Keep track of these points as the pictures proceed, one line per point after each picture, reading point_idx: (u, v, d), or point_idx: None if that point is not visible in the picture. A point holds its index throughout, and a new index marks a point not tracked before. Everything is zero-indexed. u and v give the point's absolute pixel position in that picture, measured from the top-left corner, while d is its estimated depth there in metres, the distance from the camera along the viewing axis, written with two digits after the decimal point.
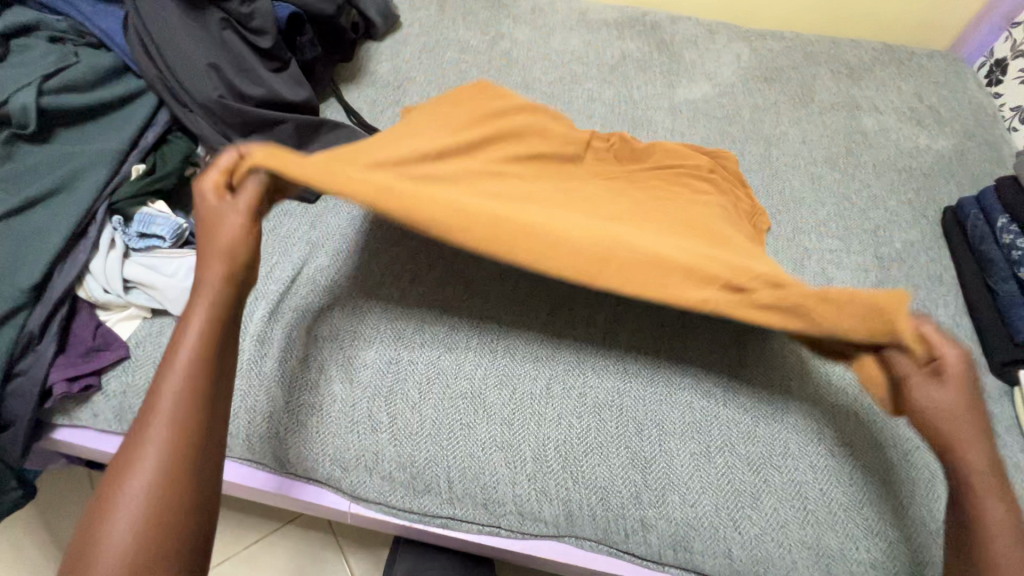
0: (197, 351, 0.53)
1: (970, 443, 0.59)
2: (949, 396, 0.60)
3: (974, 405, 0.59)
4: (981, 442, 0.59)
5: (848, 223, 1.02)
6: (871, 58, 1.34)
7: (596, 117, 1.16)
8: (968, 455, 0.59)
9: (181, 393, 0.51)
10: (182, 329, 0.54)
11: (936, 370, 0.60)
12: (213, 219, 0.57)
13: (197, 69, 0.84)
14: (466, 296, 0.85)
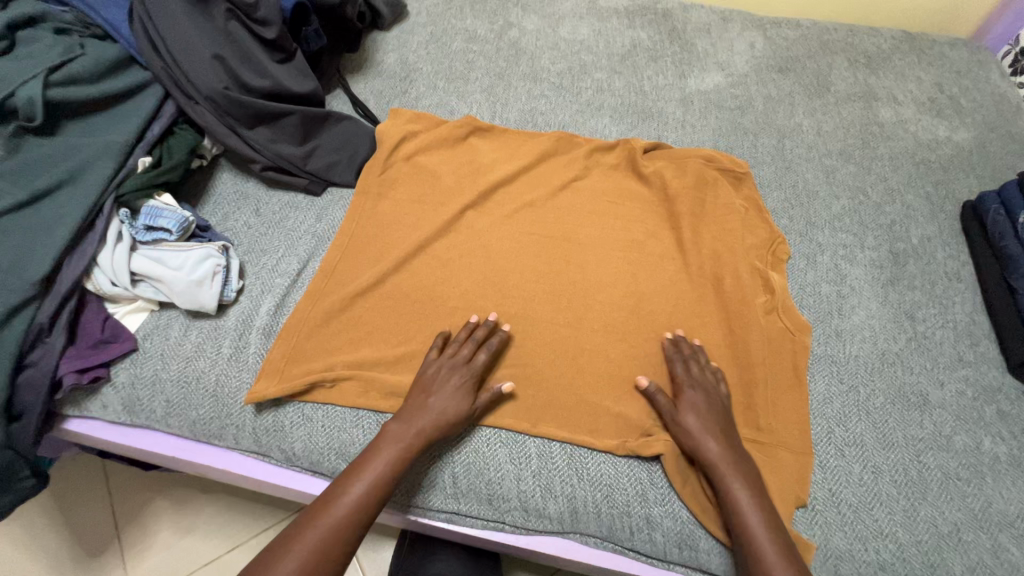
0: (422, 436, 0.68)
1: (714, 451, 0.69)
2: (692, 417, 0.72)
3: (712, 431, 0.70)
4: (734, 470, 0.67)
5: (862, 218, 1.00)
6: (890, 47, 1.30)
7: (605, 108, 1.14)
8: (721, 463, 0.68)
9: (374, 483, 0.64)
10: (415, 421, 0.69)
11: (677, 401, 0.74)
12: (433, 392, 0.71)
13: (202, 61, 0.83)
14: (459, 311, 0.83)
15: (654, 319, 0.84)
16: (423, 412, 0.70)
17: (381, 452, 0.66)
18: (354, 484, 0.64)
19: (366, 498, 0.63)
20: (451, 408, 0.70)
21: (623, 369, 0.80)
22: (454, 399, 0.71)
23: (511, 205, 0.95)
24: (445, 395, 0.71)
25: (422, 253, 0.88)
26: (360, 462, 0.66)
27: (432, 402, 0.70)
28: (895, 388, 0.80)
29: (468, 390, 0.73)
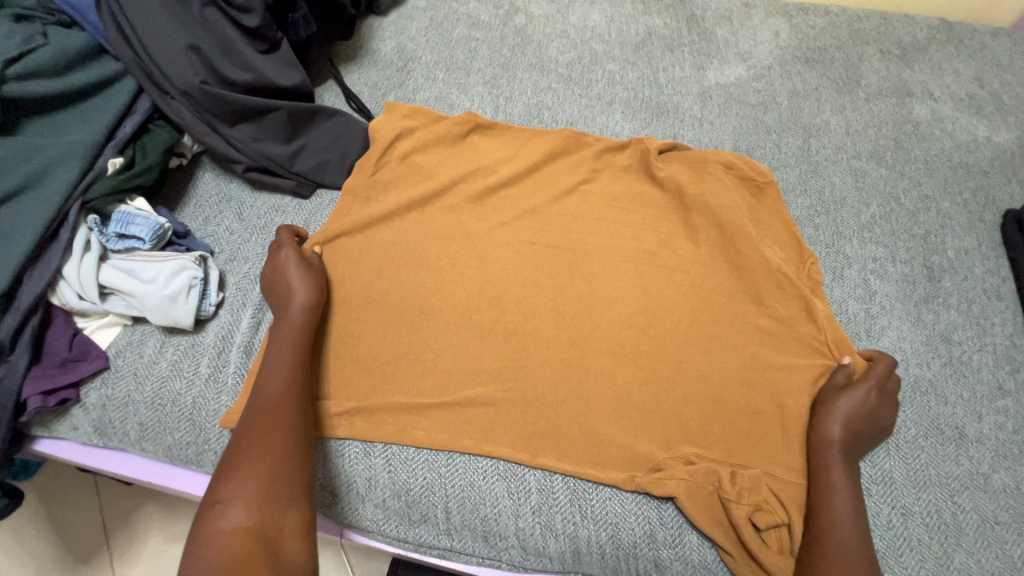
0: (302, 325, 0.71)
1: (834, 467, 0.66)
2: (834, 428, 0.69)
3: (845, 447, 0.68)
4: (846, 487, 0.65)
5: (894, 228, 0.92)
6: (927, 36, 1.20)
7: (617, 103, 1.06)
8: (832, 479, 0.66)
9: (285, 378, 0.66)
10: (285, 318, 0.71)
11: (828, 410, 0.70)
12: (289, 283, 0.73)
13: (177, 52, 0.76)
14: (455, 327, 0.77)
15: (666, 337, 0.78)
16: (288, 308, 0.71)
17: (278, 349, 0.68)
18: (270, 385, 0.65)
19: (286, 393, 0.65)
20: (299, 295, 0.72)
21: (632, 395, 0.73)
22: (301, 284, 0.73)
23: (513, 212, 0.88)
24: (299, 272, 0.74)
25: (416, 262, 0.82)
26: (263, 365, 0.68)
27: (295, 289, 0.72)
28: (927, 420, 0.74)
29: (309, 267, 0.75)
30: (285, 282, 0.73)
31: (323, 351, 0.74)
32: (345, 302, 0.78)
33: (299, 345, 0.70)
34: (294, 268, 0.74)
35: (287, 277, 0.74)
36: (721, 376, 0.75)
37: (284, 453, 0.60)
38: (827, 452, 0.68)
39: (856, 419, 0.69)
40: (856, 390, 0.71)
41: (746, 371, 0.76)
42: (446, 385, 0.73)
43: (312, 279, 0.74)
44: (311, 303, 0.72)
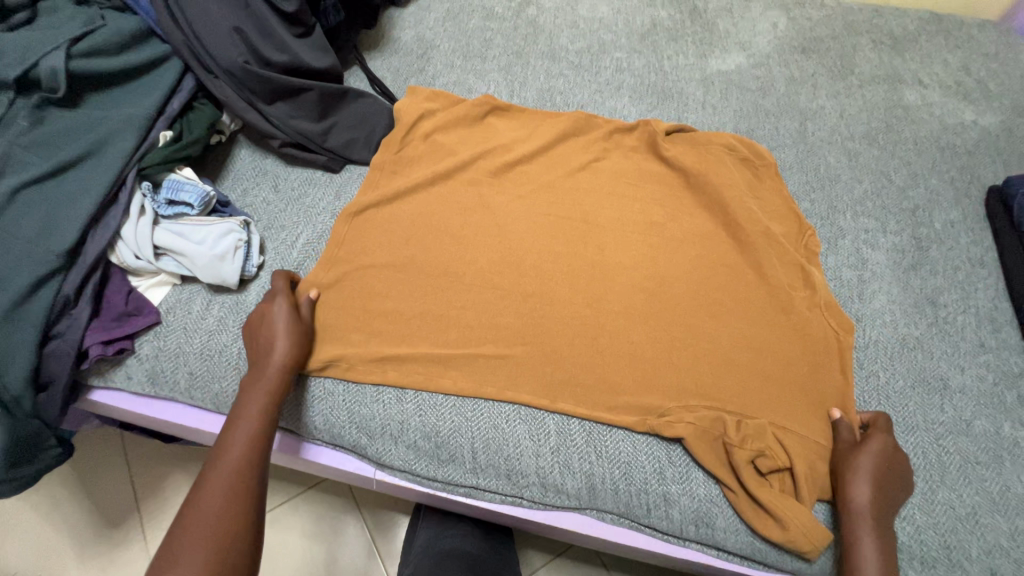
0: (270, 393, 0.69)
1: (864, 537, 0.65)
2: (864, 493, 0.66)
3: (873, 512, 0.66)
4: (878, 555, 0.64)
5: (885, 202, 0.99)
6: (917, 28, 1.27)
7: (624, 88, 1.12)
8: (862, 550, 0.64)
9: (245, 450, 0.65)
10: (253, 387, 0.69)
11: (850, 471, 0.69)
12: (269, 346, 0.71)
13: (222, 33, 0.82)
14: (478, 288, 0.83)
15: (672, 299, 0.84)
16: (259, 376, 0.70)
17: (239, 419, 0.67)
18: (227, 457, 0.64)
19: (245, 465, 0.64)
20: (266, 373, 0.70)
21: (642, 350, 0.80)
22: (281, 345, 0.71)
23: (529, 186, 0.94)
24: (284, 333, 0.72)
25: (441, 230, 0.88)
26: (226, 434, 0.66)
27: (274, 354, 0.71)
28: (915, 372, 0.80)
29: (297, 323, 0.74)
30: (260, 341, 0.72)
31: (357, 309, 0.80)
32: (376, 265, 0.84)
33: (260, 419, 0.67)
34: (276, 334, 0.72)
35: (268, 335, 0.72)
36: (724, 333, 0.82)
37: (232, 530, 0.59)
38: (856, 520, 0.66)
39: (879, 478, 0.67)
40: (870, 445, 0.70)
41: (745, 329, 0.82)
42: (469, 342, 0.79)
43: (294, 339, 0.72)
44: (289, 353, 0.71)
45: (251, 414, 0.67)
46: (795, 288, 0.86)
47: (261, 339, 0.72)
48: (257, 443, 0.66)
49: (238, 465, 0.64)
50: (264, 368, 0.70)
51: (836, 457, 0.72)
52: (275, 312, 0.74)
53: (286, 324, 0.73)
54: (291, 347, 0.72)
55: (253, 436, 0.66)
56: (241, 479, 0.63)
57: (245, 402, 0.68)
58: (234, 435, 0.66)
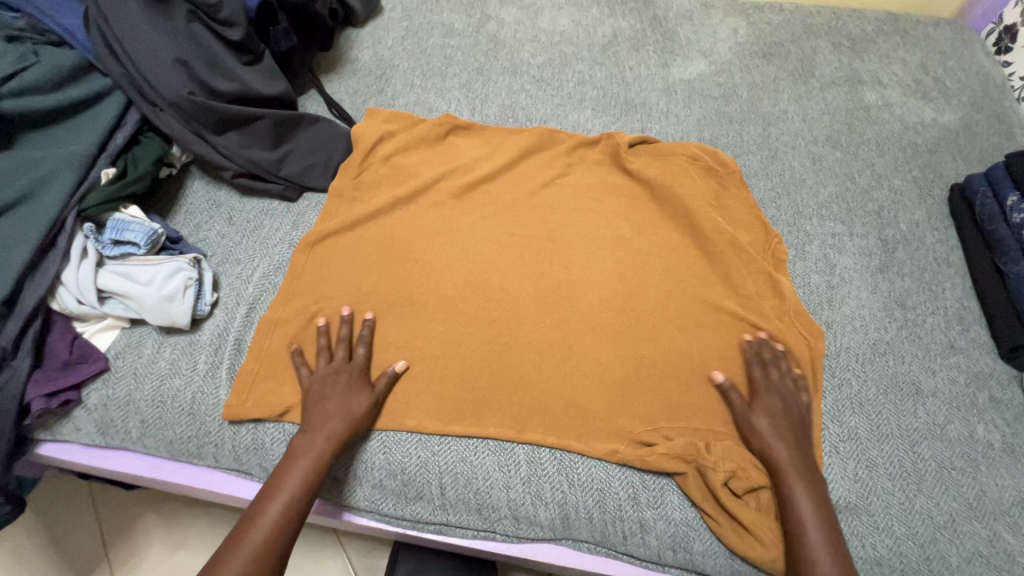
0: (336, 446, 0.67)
1: (796, 480, 0.66)
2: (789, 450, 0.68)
3: (796, 464, 0.67)
4: (813, 502, 0.64)
5: (850, 205, 0.98)
6: (874, 29, 1.29)
7: (587, 101, 1.11)
8: (799, 500, 0.64)
9: (284, 508, 0.62)
10: (338, 431, 0.68)
11: (748, 419, 0.72)
12: (327, 399, 0.70)
13: (165, 65, 0.79)
14: (443, 315, 0.81)
15: (640, 316, 0.83)
16: (326, 423, 0.68)
17: (291, 471, 0.64)
18: (267, 512, 0.61)
19: (279, 523, 0.61)
20: (326, 432, 0.67)
21: (611, 371, 0.78)
22: (342, 403, 0.70)
23: (493, 206, 0.92)
24: (339, 400, 0.70)
25: (403, 257, 0.86)
26: (269, 488, 0.63)
27: (325, 404, 0.69)
28: (887, 378, 0.79)
29: (356, 378, 0.73)
30: (319, 410, 0.69)
31: (317, 344, 0.77)
32: (338, 297, 0.82)
33: (315, 474, 0.65)
34: (341, 395, 0.70)
35: (323, 404, 0.69)
36: (694, 348, 0.80)
37: None
38: (786, 474, 0.67)
39: (790, 429, 0.70)
40: (765, 402, 0.73)
41: (716, 343, 0.81)
42: (435, 372, 0.77)
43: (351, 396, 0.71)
44: (347, 410, 0.69)
45: (291, 484, 0.63)
46: (764, 298, 0.85)
47: (316, 405, 0.69)
48: (290, 516, 0.62)
49: (275, 522, 0.61)
50: (308, 439, 0.67)
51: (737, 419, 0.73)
52: (342, 367, 0.73)
53: (345, 380, 0.72)
54: (341, 401, 0.70)
55: (285, 511, 0.62)
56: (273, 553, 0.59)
57: (312, 449, 0.66)
58: (269, 507, 0.61)
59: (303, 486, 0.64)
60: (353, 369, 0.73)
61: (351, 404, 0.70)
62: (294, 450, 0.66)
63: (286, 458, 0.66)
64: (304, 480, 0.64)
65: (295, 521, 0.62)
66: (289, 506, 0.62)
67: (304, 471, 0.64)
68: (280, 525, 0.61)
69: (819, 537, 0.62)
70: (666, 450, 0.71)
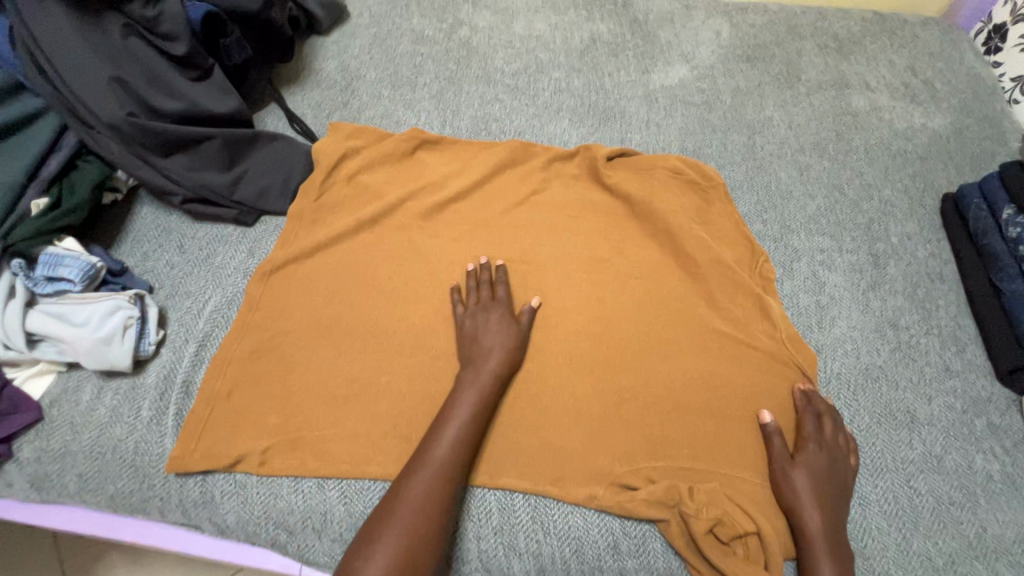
0: (490, 383, 0.69)
1: (824, 556, 0.62)
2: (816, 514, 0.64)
3: (830, 537, 0.63)
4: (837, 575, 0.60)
5: (839, 218, 0.94)
6: (861, 30, 1.24)
7: (564, 110, 1.06)
8: (823, 571, 0.61)
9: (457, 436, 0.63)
10: (480, 367, 0.70)
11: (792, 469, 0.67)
12: (480, 336, 0.73)
13: (99, 84, 0.73)
14: (410, 349, 0.76)
15: (620, 344, 0.78)
16: (486, 357, 0.71)
17: (458, 408, 0.66)
18: (438, 445, 0.62)
19: (456, 452, 0.62)
20: (481, 381, 0.69)
21: (590, 406, 0.73)
22: (500, 341, 0.73)
23: (464, 226, 0.87)
24: (496, 337, 0.73)
25: (367, 284, 0.80)
26: (440, 420, 0.65)
27: (489, 346, 0.72)
28: (880, 406, 0.75)
29: (509, 320, 0.76)
30: (475, 351, 0.72)
31: (272, 385, 0.72)
32: (295, 332, 0.76)
33: (480, 410, 0.66)
34: (492, 331, 0.74)
35: (478, 342, 0.73)
36: (677, 378, 0.76)
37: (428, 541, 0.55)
38: (813, 545, 0.63)
39: (828, 492, 0.66)
40: (809, 461, 0.67)
41: (701, 372, 0.76)
42: (400, 411, 0.71)
43: (503, 335, 0.74)
44: (501, 353, 0.72)
45: (458, 424, 0.64)
46: (750, 322, 0.81)
47: (476, 337, 0.73)
48: (443, 481, 0.59)
49: (449, 455, 0.61)
50: (477, 372, 0.69)
51: (773, 475, 0.68)
52: (496, 305, 0.77)
53: (501, 319, 0.75)
54: (507, 340, 0.73)
55: (450, 454, 0.62)
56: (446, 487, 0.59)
57: (468, 385, 0.68)
58: (439, 440, 0.62)
59: (459, 444, 0.63)
60: (495, 309, 0.76)
61: (509, 338, 0.74)
62: (453, 401, 0.67)
63: (444, 409, 0.66)
64: (467, 432, 0.64)
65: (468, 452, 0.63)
66: (463, 455, 0.62)
67: (463, 422, 0.64)
68: (450, 481, 0.60)
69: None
70: (648, 495, 0.66)
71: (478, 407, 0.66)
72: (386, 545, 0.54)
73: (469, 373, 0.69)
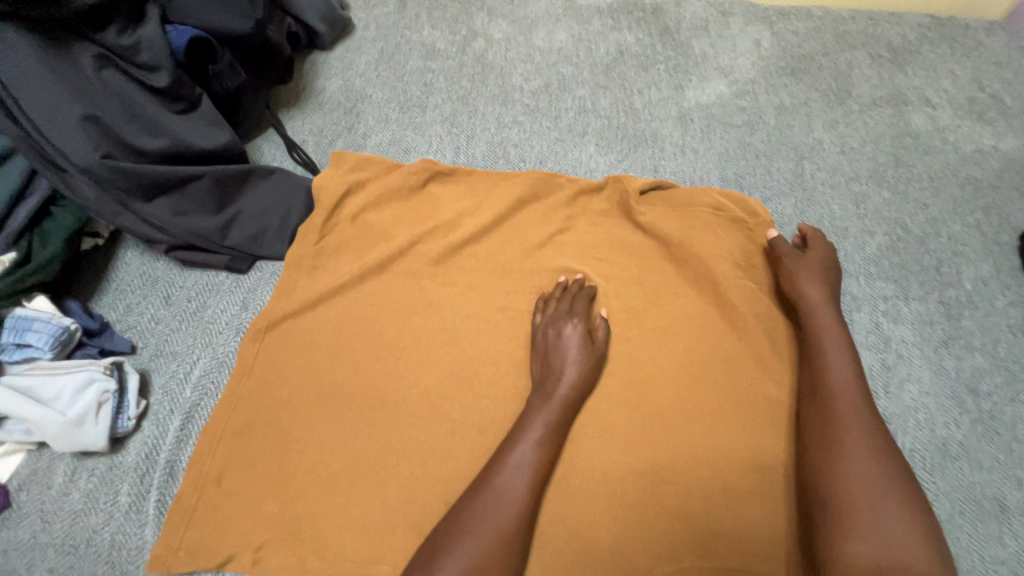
0: (564, 405, 0.65)
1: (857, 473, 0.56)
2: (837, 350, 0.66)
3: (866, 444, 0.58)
4: (881, 480, 0.55)
5: (904, 259, 0.83)
6: (918, 36, 1.12)
7: (589, 134, 0.96)
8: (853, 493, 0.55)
9: (536, 448, 0.61)
10: (560, 376, 0.66)
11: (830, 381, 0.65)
12: (561, 350, 0.68)
13: (70, 123, 0.64)
14: (422, 422, 0.67)
15: (660, 414, 0.69)
16: (566, 366, 0.67)
17: (535, 415, 0.64)
18: (518, 451, 0.61)
19: (536, 463, 0.60)
20: (555, 403, 0.65)
21: (627, 490, 0.65)
22: (574, 363, 0.67)
23: (481, 273, 0.77)
24: (573, 366, 0.67)
25: (374, 342, 0.71)
26: (519, 426, 0.64)
27: (567, 366, 0.67)
28: (961, 491, 0.66)
29: (583, 336, 0.69)
30: (550, 369, 0.67)
31: (267, 466, 0.63)
32: (293, 402, 0.67)
33: (558, 421, 0.64)
34: (569, 344, 0.68)
35: (550, 362, 0.68)
36: (725, 456, 0.66)
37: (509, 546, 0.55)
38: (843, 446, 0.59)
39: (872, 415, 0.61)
40: (848, 351, 0.65)
41: (752, 448, 0.67)
42: (410, 497, 0.62)
43: (583, 367, 0.67)
44: (580, 373, 0.67)
45: (534, 434, 0.62)
46: None
47: (545, 361, 0.68)
48: (536, 479, 0.59)
49: (529, 466, 0.60)
50: (557, 382, 0.66)
51: (806, 332, 0.69)
52: (575, 309, 0.72)
53: (575, 335, 0.69)
54: (580, 362, 0.67)
55: (532, 464, 0.60)
56: (527, 496, 0.58)
57: (547, 396, 0.65)
58: (518, 450, 0.61)
59: (535, 468, 0.60)
60: (570, 315, 0.71)
61: (586, 358, 0.68)
62: (525, 422, 0.63)
63: (518, 424, 0.64)
64: (536, 459, 0.61)
65: (546, 465, 0.61)
66: (529, 488, 0.59)
67: (534, 448, 0.61)
68: (519, 516, 0.57)
69: (891, 518, 0.53)
70: None
71: (557, 420, 0.64)
72: (472, 539, 0.54)
73: (545, 390, 0.66)
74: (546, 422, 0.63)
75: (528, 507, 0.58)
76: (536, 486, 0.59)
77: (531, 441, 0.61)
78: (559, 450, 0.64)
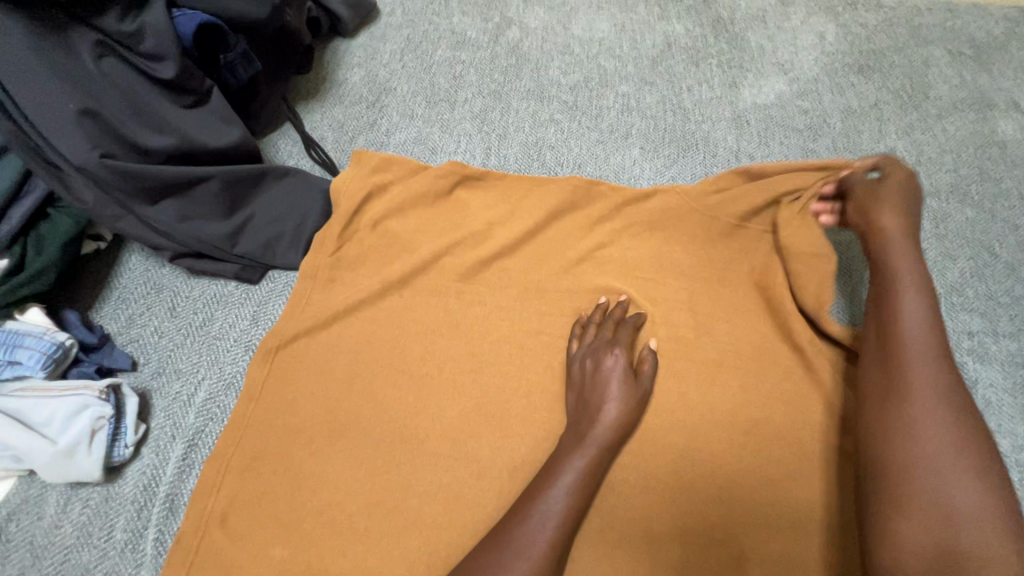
0: (603, 448, 0.57)
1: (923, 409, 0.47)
2: (910, 261, 0.56)
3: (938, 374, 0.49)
4: (941, 392, 0.47)
5: (992, 288, 0.73)
6: (1005, 31, 1.00)
7: (634, 135, 0.87)
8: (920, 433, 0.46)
9: (572, 495, 0.53)
10: (602, 413, 0.58)
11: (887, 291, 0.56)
12: (603, 383, 0.60)
13: (66, 119, 0.58)
14: (446, 461, 0.60)
15: (713, 460, 0.61)
16: (606, 401, 0.59)
17: (573, 458, 0.56)
18: (553, 495, 0.53)
19: (569, 512, 0.52)
20: (593, 444, 0.57)
21: (674, 547, 0.57)
22: (618, 400, 0.59)
23: (513, 292, 0.70)
24: (616, 403, 0.59)
25: (395, 367, 0.65)
26: (551, 468, 0.56)
27: (610, 402, 0.59)
28: None
29: (627, 367, 0.61)
30: (588, 405, 0.60)
31: (277, 507, 0.57)
32: (305, 434, 0.61)
33: (597, 466, 0.56)
34: (612, 375, 0.60)
35: (589, 397, 0.60)
36: (786, 514, 0.59)
37: None
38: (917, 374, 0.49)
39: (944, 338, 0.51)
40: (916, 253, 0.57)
41: (816, 506, 0.59)
42: (432, 547, 0.56)
43: (627, 404, 0.59)
44: (623, 412, 0.59)
45: (569, 477, 0.54)
46: None
47: (584, 395, 0.61)
48: (570, 526, 0.52)
49: (563, 516, 0.52)
50: (597, 419, 0.58)
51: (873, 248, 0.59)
52: (620, 336, 0.64)
53: (620, 367, 0.61)
54: (624, 398, 0.59)
55: (568, 511, 0.52)
56: (557, 549, 0.50)
57: (587, 436, 0.57)
58: (552, 494, 0.53)
59: (569, 519, 0.52)
60: (613, 343, 0.63)
61: (631, 394, 0.60)
62: (558, 463, 0.56)
63: (552, 462, 0.56)
64: (566, 508, 0.52)
65: (577, 516, 0.53)
66: (555, 542, 0.51)
67: (567, 496, 0.53)
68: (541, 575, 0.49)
69: (943, 436, 0.45)
70: None
71: (596, 464, 0.56)
72: None
73: (585, 427, 0.58)
74: (583, 467, 0.55)
75: (550, 568, 0.50)
76: (566, 539, 0.51)
77: (566, 485, 0.53)
78: (593, 495, 0.56)
